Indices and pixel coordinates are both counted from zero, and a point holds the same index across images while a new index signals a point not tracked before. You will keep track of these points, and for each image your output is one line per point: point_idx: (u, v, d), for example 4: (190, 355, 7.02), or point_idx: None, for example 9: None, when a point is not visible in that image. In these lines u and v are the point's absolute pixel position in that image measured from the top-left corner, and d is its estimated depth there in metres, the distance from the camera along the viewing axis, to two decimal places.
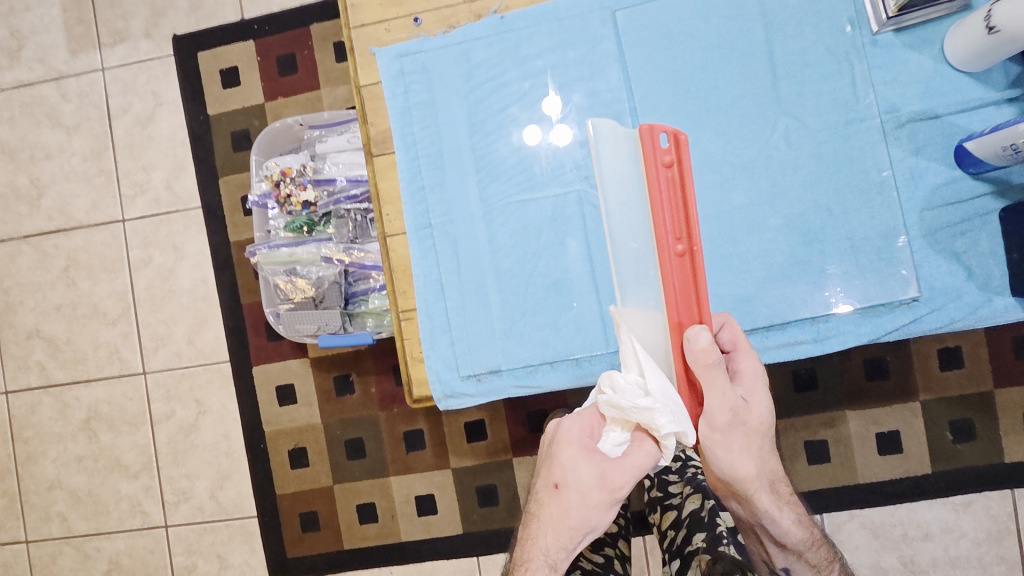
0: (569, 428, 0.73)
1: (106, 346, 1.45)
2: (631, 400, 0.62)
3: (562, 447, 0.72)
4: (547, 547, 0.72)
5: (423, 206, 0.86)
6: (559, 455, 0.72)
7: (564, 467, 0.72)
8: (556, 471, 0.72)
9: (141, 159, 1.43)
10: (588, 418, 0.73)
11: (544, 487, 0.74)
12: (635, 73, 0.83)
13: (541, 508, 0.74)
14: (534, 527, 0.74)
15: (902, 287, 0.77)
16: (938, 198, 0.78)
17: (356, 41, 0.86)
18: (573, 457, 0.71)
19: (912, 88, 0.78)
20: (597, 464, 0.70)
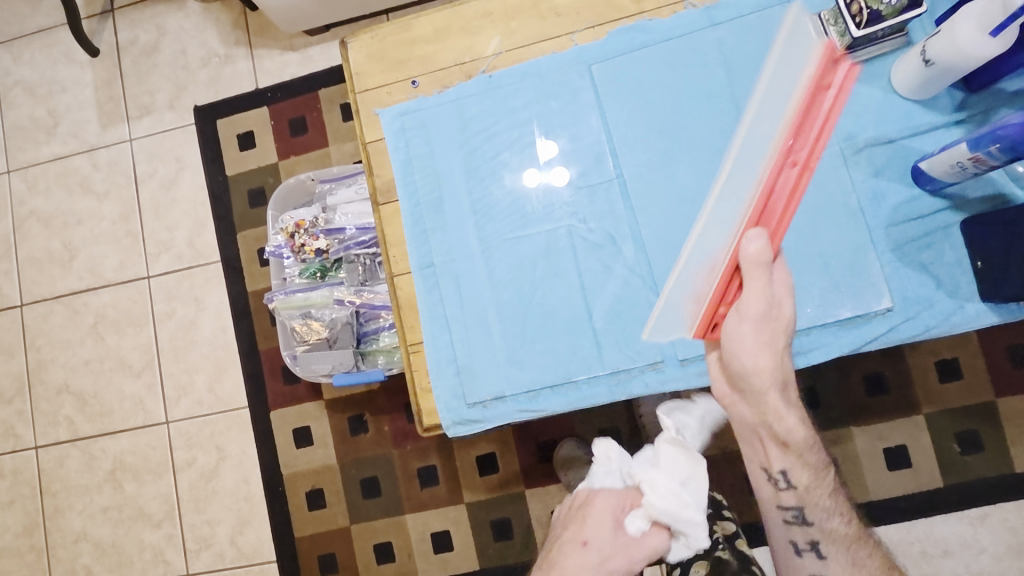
0: (602, 503, 0.81)
1: (131, 397, 1.51)
2: (684, 508, 0.75)
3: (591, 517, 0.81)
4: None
5: (426, 246, 0.94)
6: (586, 522, 0.80)
7: (589, 533, 0.79)
8: (579, 535, 0.80)
9: (165, 219, 1.54)
10: (617, 496, 0.82)
11: (565, 545, 0.81)
12: (611, 117, 0.92)
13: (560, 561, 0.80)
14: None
15: (875, 300, 0.82)
16: (901, 215, 0.84)
17: (362, 105, 0.97)
18: (600, 525, 0.79)
19: (864, 117, 0.85)
20: (624, 537, 0.78)
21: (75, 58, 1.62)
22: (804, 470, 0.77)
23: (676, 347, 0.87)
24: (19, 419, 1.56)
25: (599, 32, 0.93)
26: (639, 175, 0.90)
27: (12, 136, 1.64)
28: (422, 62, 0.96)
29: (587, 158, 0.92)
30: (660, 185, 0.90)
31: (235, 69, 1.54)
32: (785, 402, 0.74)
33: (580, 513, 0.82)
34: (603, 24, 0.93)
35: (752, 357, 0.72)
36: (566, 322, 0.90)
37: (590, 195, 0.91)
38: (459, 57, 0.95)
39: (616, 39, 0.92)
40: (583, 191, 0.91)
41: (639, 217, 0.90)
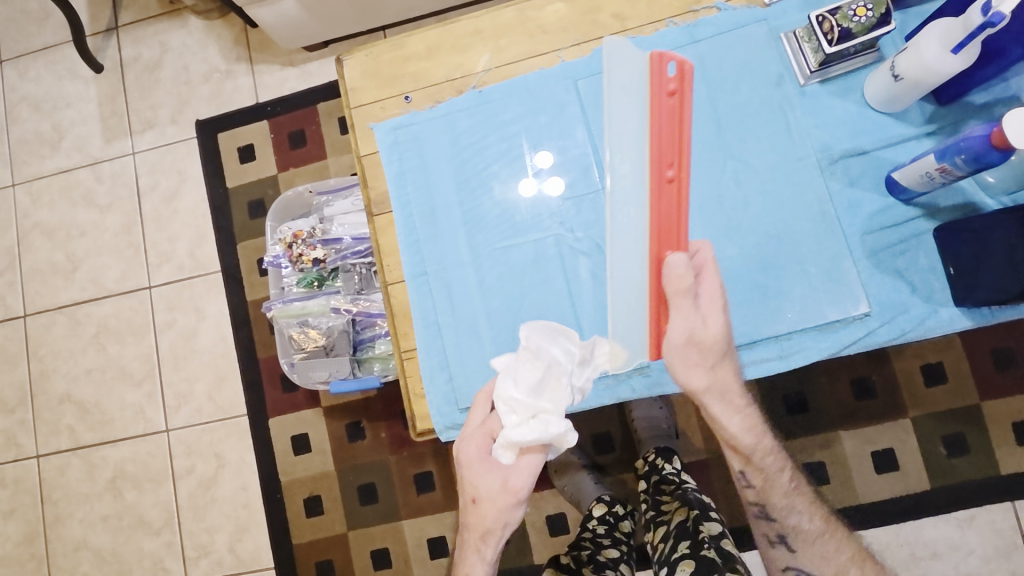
0: (469, 461, 0.78)
1: (132, 405, 1.54)
2: (542, 427, 0.69)
3: (472, 480, 0.78)
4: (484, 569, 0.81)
5: (418, 255, 0.97)
6: (471, 485, 0.79)
7: (480, 499, 0.78)
8: (473, 500, 0.79)
9: (167, 231, 1.57)
10: (473, 451, 0.77)
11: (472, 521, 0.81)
12: (597, 129, 0.95)
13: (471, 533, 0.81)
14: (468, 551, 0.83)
15: (852, 307, 0.85)
16: (876, 223, 0.87)
17: (357, 119, 1.01)
18: (482, 486, 0.77)
19: (840, 129, 0.89)
20: (499, 473, 0.76)
21: (79, 74, 1.66)
22: (758, 471, 0.84)
23: None
24: (21, 428, 1.58)
25: (584, 49, 0.97)
26: None
27: (18, 150, 1.68)
28: (416, 78, 1.00)
29: (573, 169, 0.95)
30: None
31: (236, 84, 1.58)
32: (728, 410, 0.82)
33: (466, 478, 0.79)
34: (587, 41, 0.97)
35: (684, 378, 0.77)
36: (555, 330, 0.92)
37: (577, 205, 0.94)
38: (450, 73, 0.99)
39: (600, 56, 0.96)
40: (571, 201, 0.94)
41: None
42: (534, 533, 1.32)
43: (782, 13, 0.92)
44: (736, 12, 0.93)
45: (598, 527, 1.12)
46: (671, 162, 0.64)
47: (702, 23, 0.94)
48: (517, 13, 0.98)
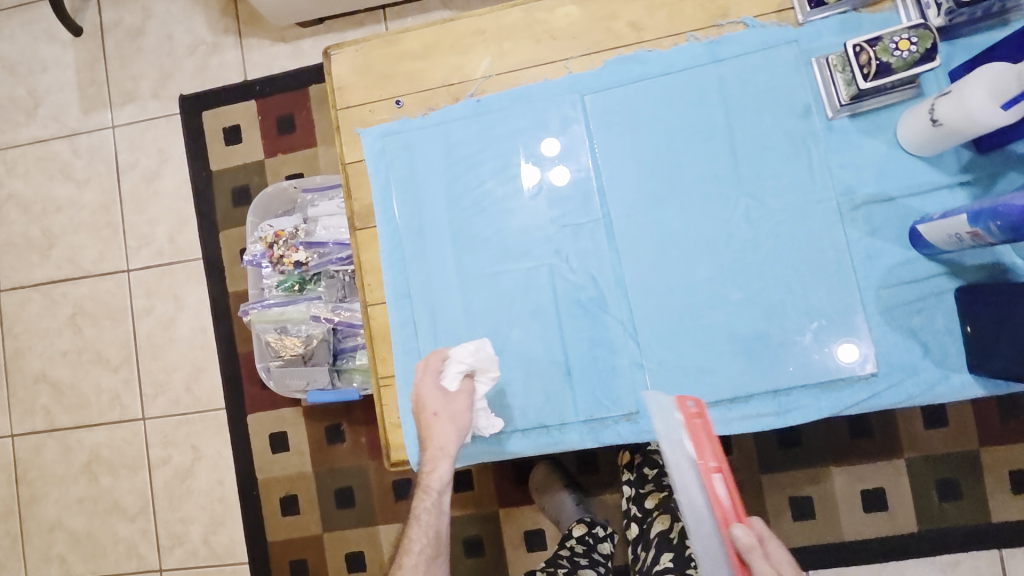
0: (420, 399, 0.83)
1: (107, 391, 1.49)
2: (484, 353, 0.82)
3: (423, 417, 0.82)
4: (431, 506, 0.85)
5: (402, 276, 0.90)
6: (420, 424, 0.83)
7: (425, 436, 0.83)
8: (423, 441, 0.83)
9: (147, 213, 1.50)
10: (423, 388, 0.82)
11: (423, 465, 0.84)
12: (601, 152, 0.88)
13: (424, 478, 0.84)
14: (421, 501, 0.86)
15: (851, 347, 0.80)
16: (894, 277, 0.81)
17: (343, 122, 0.93)
18: (428, 421, 0.82)
19: (866, 171, 0.82)
20: (444, 403, 0.82)
21: (57, 37, 1.56)
22: None
23: None
24: None
25: (594, 60, 0.88)
26: (625, 214, 0.86)
27: None
28: (409, 79, 0.91)
29: (574, 195, 0.87)
30: (647, 228, 0.86)
31: (222, 59, 1.49)
32: None
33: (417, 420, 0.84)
34: (598, 52, 0.88)
35: None
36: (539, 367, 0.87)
37: (575, 235, 0.87)
38: (447, 77, 0.90)
39: (612, 70, 0.87)
40: (569, 231, 0.87)
41: (624, 260, 0.86)
42: (511, 550, 1.30)
43: (817, 35, 0.83)
44: (765, 31, 0.84)
45: (578, 545, 1.12)
46: (713, 459, 0.70)
47: (725, 41, 0.85)
48: (524, 15, 0.89)
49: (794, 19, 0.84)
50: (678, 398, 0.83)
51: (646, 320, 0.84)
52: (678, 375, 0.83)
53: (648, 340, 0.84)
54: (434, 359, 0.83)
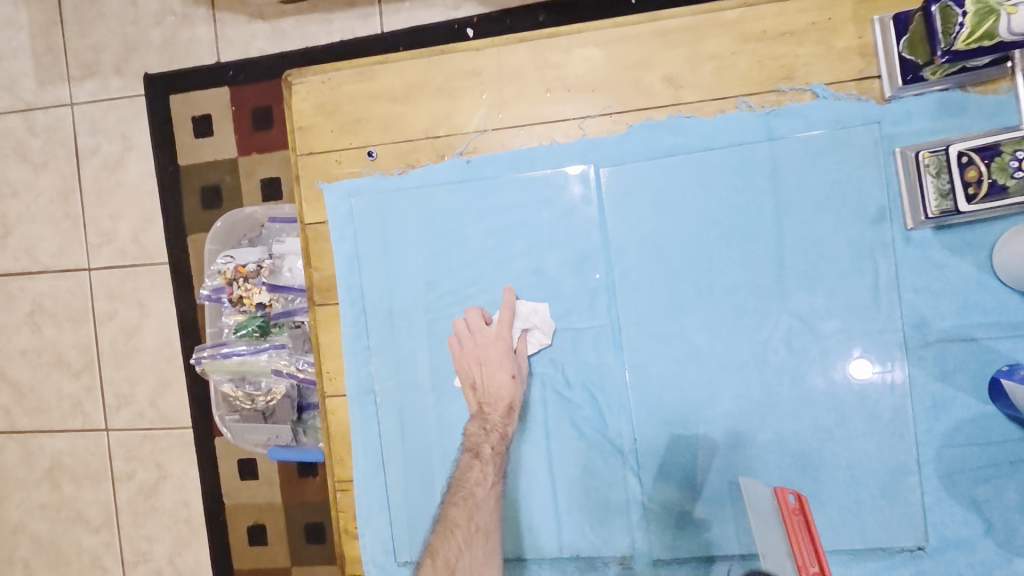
0: (486, 353, 0.72)
1: (68, 397, 1.39)
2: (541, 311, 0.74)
3: (495, 374, 0.72)
4: (486, 477, 0.71)
5: (366, 368, 0.77)
6: (489, 382, 0.72)
7: (492, 398, 0.73)
8: (487, 400, 0.73)
9: (109, 207, 1.31)
10: (494, 343, 0.72)
11: (484, 427, 0.73)
12: (614, 246, 0.71)
13: (484, 442, 0.73)
14: (472, 470, 0.72)
15: (867, 363, 0.69)
16: (963, 435, 0.69)
17: (303, 170, 0.76)
18: (501, 379, 0.72)
19: (946, 301, 0.67)
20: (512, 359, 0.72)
21: None
22: None
23: (650, 543, 0.73)
24: None
25: (616, 122, 0.69)
26: (638, 323, 0.72)
27: None
28: (385, 124, 0.74)
29: (579, 295, 0.72)
30: (663, 340, 0.72)
31: (193, 33, 1.24)
32: None
33: (477, 379, 0.73)
34: (623, 112, 0.69)
35: None
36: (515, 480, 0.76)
37: (575, 342, 0.73)
38: (432, 126, 0.73)
39: (639, 140, 0.69)
40: (570, 338, 0.74)
41: (632, 379, 0.73)
42: None
43: (904, 116, 0.65)
44: (839, 104, 0.65)
45: None
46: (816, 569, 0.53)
47: (787, 113, 0.66)
48: (532, 55, 0.70)
49: (881, 93, 0.65)
50: (679, 546, 0.73)
51: (654, 452, 0.73)
52: (681, 518, 0.73)
53: (651, 475, 0.74)
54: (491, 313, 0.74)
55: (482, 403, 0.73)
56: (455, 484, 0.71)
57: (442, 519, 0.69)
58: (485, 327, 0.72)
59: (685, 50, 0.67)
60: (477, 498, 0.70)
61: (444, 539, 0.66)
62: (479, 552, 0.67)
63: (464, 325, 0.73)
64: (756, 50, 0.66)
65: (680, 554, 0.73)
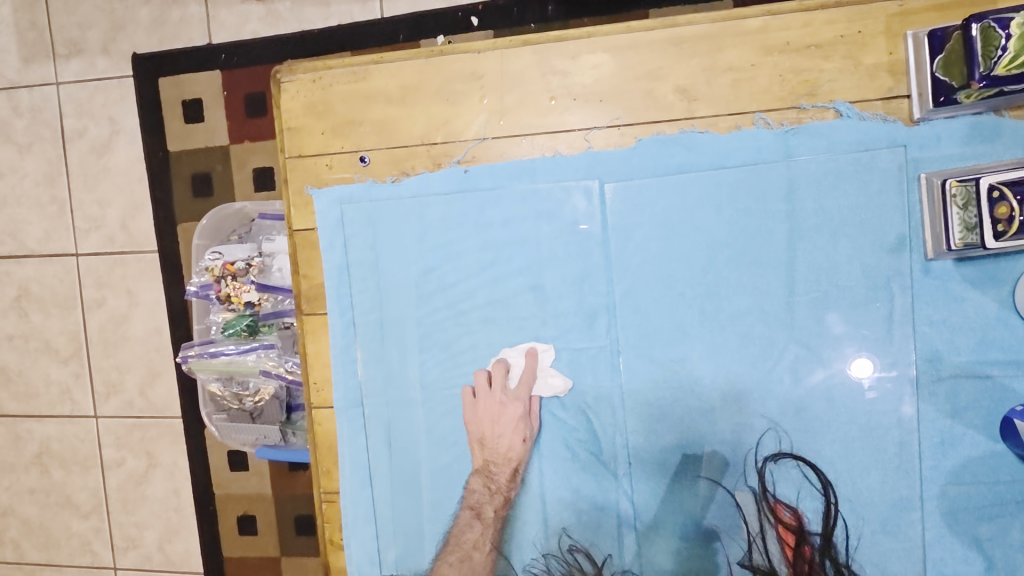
0: (499, 418, 0.71)
1: (56, 384, 1.33)
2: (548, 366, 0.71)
3: (507, 438, 0.71)
4: (485, 540, 0.72)
5: (354, 380, 0.74)
6: (499, 445, 0.71)
7: (500, 461, 0.72)
8: (494, 461, 0.72)
9: (96, 192, 1.23)
10: (510, 409, 0.70)
11: (489, 487, 0.72)
12: (617, 264, 0.68)
13: (487, 502, 0.72)
14: (471, 531, 0.72)
15: (868, 364, 0.65)
16: (969, 473, 0.65)
17: (292, 174, 0.73)
18: (511, 443, 0.71)
19: (963, 336, 0.63)
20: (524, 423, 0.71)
21: None
22: None
23: (643, 566, 0.70)
24: None
25: (624, 135, 0.66)
26: (638, 346, 0.68)
27: None
28: (380, 129, 0.70)
29: (578, 313, 0.69)
30: (663, 365, 0.68)
31: (183, 13, 1.14)
32: None
33: (486, 441, 0.72)
34: (632, 124, 0.65)
35: None
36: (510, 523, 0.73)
37: (572, 363, 0.70)
38: (428, 133, 0.69)
39: (647, 153, 0.65)
40: (568, 357, 0.70)
41: (632, 403, 0.69)
42: None
43: (933, 140, 0.61)
44: (863, 125, 0.62)
45: None
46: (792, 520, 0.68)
47: (805, 132, 0.63)
48: (537, 60, 0.66)
49: (910, 116, 0.61)
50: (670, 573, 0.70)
51: (650, 477, 0.69)
52: (677, 546, 0.69)
53: (648, 500, 0.70)
54: (513, 367, 0.71)
55: (489, 461, 0.72)
56: (453, 541, 0.73)
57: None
58: (503, 391, 0.71)
59: (701, 60, 0.63)
60: (473, 562, 0.72)
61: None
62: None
63: (485, 377, 0.71)
64: (778, 64, 0.62)
65: None
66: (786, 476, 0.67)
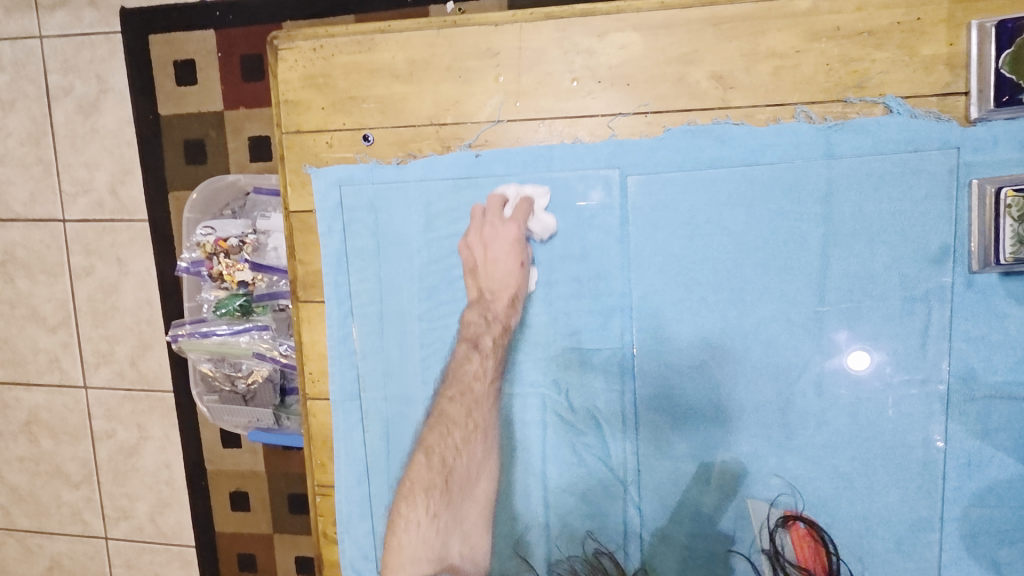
0: (495, 240, 0.65)
1: (44, 352, 1.11)
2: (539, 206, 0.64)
3: (503, 263, 0.65)
4: (484, 372, 0.68)
5: (352, 373, 0.70)
6: (496, 266, 0.66)
7: (496, 288, 0.66)
8: (493, 287, 0.66)
9: (84, 153, 1.02)
10: (505, 232, 0.65)
11: (485, 318, 0.67)
12: (636, 263, 0.63)
13: (485, 333, 0.67)
14: (469, 364, 0.68)
15: (863, 354, 0.61)
16: (995, 496, 0.61)
17: (288, 151, 0.68)
18: (508, 268, 0.65)
19: (1001, 355, 0.59)
20: (518, 248, 0.65)
21: None
22: None
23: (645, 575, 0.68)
24: None
25: (652, 124, 0.61)
26: (653, 350, 0.64)
27: None
28: (384, 106, 0.65)
29: (592, 313, 0.65)
30: (678, 368, 0.64)
31: None
32: None
33: (480, 267, 0.66)
34: (660, 112, 0.60)
35: None
36: (511, 383, 0.68)
37: (582, 364, 0.66)
38: (437, 112, 0.64)
39: (675, 145, 0.60)
40: (579, 358, 0.66)
41: (643, 409, 0.66)
42: None
43: (989, 143, 0.56)
44: (914, 123, 0.57)
45: None
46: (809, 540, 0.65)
47: (851, 129, 0.57)
48: (559, 36, 0.61)
49: (967, 115, 0.56)
50: None
51: (658, 487, 0.66)
52: (678, 554, 0.67)
53: (655, 510, 0.67)
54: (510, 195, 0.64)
55: (485, 291, 0.67)
56: (451, 377, 0.68)
57: (440, 413, 0.69)
58: (498, 215, 0.65)
59: (740, 44, 0.58)
60: (475, 395, 0.68)
61: (442, 435, 0.69)
62: (476, 449, 0.69)
63: (480, 211, 0.65)
64: (825, 51, 0.57)
65: None
66: (823, 495, 0.64)
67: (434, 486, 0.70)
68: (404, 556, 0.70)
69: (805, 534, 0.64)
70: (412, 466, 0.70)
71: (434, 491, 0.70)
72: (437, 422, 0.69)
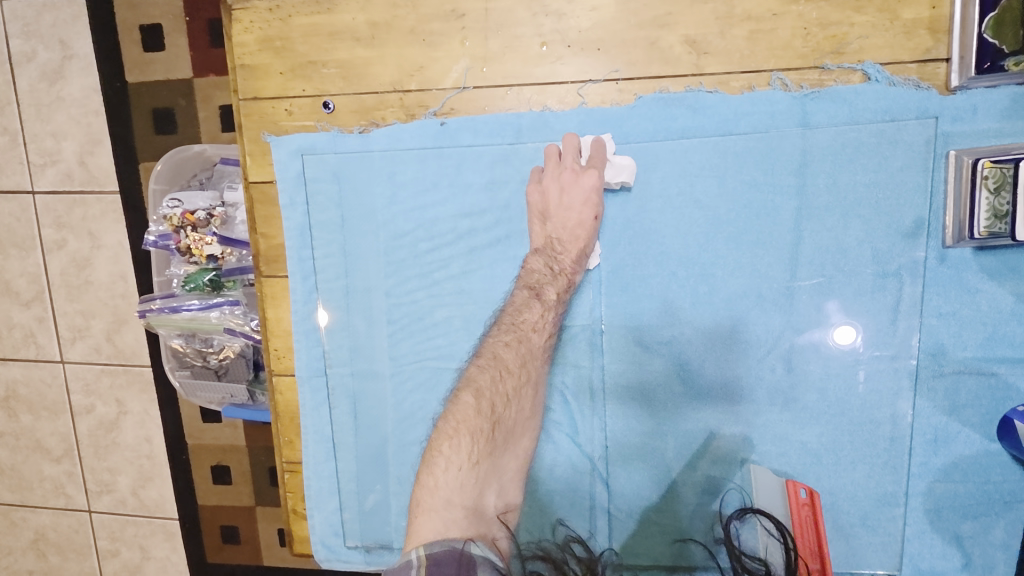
0: (570, 186, 0.59)
1: (19, 327, 1.08)
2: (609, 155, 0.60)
3: (575, 214, 0.60)
4: (543, 322, 0.62)
5: (319, 350, 0.68)
6: (566, 216, 0.60)
7: (565, 237, 0.61)
8: (559, 237, 0.61)
9: (50, 121, 0.98)
10: (581, 181, 0.59)
11: (551, 268, 0.61)
12: (605, 237, 0.62)
13: (550, 284, 0.61)
14: (529, 311, 0.61)
15: (837, 332, 0.60)
16: (959, 472, 0.61)
17: (247, 119, 0.65)
18: (581, 220, 0.60)
19: (971, 331, 0.58)
20: (596, 199, 0.60)
21: None
22: None
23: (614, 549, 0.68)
24: None
25: (623, 91, 0.58)
26: (621, 326, 0.63)
27: None
28: (345, 72, 0.62)
29: None
30: (651, 344, 0.63)
31: None
32: None
33: (551, 212, 0.60)
34: (632, 79, 0.58)
35: None
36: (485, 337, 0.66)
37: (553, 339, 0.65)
38: (401, 79, 0.61)
39: (647, 114, 0.58)
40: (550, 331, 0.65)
41: (611, 386, 0.65)
42: None
43: (968, 112, 0.54)
44: (892, 91, 0.55)
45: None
46: (805, 517, 0.60)
47: (827, 97, 0.56)
48: None
49: (947, 83, 0.54)
50: (642, 554, 0.67)
51: (628, 462, 0.66)
52: (650, 528, 0.67)
53: (625, 484, 0.66)
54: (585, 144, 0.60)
55: (553, 239, 0.61)
56: (509, 320, 0.62)
57: (492, 355, 0.61)
58: (575, 159, 0.60)
59: (716, 6, 0.55)
60: (531, 343, 0.62)
61: (494, 377, 0.60)
62: (526, 400, 0.63)
63: (556, 153, 0.60)
64: (803, 14, 0.54)
65: (643, 561, 0.67)
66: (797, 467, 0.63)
67: (480, 430, 0.57)
68: (438, 497, 0.54)
69: (806, 504, 0.60)
70: (454, 403, 0.59)
71: (480, 435, 0.57)
72: (489, 363, 0.60)
